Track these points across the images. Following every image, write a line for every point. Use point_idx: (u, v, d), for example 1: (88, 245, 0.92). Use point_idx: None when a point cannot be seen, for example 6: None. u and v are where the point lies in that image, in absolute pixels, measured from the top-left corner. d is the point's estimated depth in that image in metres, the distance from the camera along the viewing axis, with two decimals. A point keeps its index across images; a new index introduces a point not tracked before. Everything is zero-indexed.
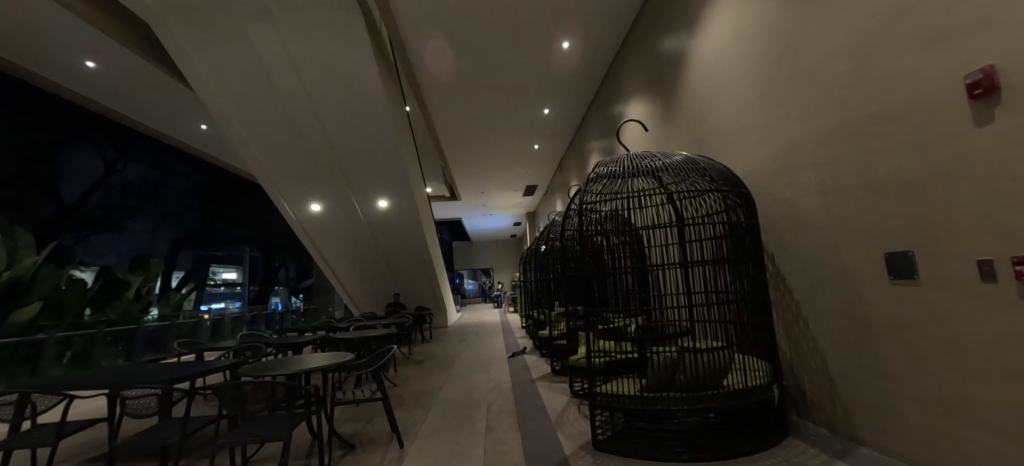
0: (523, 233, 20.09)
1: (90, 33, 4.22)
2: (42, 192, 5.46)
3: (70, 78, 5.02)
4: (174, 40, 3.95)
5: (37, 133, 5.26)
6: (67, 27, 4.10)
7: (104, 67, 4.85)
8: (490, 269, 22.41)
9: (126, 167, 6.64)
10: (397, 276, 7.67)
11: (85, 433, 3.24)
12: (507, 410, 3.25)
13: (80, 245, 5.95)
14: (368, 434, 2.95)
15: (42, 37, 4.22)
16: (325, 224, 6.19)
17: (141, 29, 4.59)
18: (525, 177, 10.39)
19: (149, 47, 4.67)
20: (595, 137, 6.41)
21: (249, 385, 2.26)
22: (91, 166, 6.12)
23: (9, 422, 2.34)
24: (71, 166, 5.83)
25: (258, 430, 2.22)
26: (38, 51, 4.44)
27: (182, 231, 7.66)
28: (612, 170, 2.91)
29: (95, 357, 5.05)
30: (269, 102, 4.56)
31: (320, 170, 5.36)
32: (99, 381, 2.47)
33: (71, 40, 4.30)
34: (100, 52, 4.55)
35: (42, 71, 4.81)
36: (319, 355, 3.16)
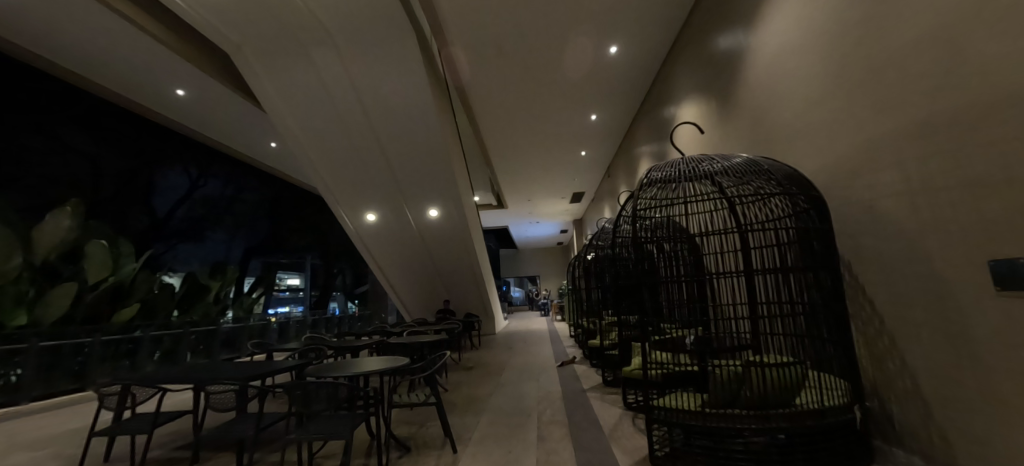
0: (569, 240, 20.02)
1: (181, 63, 4.75)
2: (139, 207, 6.18)
3: (162, 104, 5.66)
4: (248, 66, 4.34)
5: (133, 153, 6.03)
6: (164, 59, 4.64)
7: (192, 95, 5.45)
8: (536, 278, 22.62)
9: (208, 183, 7.40)
10: (446, 283, 7.83)
11: (176, 422, 3.58)
12: (556, 421, 3.19)
13: (169, 253, 6.63)
14: (424, 436, 3.03)
15: (143, 69, 4.82)
16: (378, 233, 6.46)
17: (224, 59, 5.12)
18: (572, 185, 10.37)
19: (228, 74, 5.18)
20: (644, 141, 6.25)
21: (313, 384, 2.50)
22: (178, 182, 6.87)
23: (113, 410, 2.64)
24: (163, 183, 6.59)
25: (325, 429, 2.40)
26: (138, 81, 5.07)
27: (253, 240, 8.36)
28: (663, 175, 2.81)
29: (181, 354, 5.60)
30: (329, 119, 4.86)
31: (375, 182, 5.63)
32: (186, 377, 2.77)
33: (165, 70, 4.86)
34: (187, 79, 5.09)
35: (139, 98, 5.46)
36: (373, 358, 3.29)
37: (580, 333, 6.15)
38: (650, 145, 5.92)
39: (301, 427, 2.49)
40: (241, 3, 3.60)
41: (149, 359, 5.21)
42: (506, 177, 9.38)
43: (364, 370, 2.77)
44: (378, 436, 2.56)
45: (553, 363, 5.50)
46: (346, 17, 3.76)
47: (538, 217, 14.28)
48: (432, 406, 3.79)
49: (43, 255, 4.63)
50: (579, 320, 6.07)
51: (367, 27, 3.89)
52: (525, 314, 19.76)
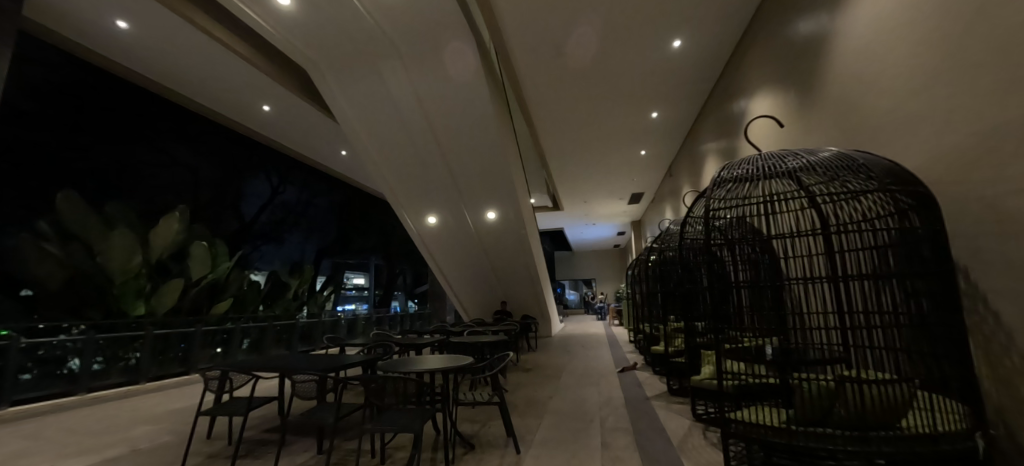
0: (627, 243, 19.48)
1: (268, 82, 5.25)
2: (230, 211, 6.94)
3: (250, 119, 6.29)
4: (323, 81, 4.70)
5: (224, 163, 6.86)
6: (254, 79, 5.17)
7: (276, 110, 6.00)
8: (591, 281, 22.30)
9: (286, 189, 8.13)
10: (503, 285, 7.94)
11: (266, 407, 3.97)
12: (621, 428, 3.11)
13: (255, 253, 7.37)
14: (487, 435, 3.10)
15: (236, 88, 5.39)
16: (438, 234, 6.69)
17: (303, 75, 5.61)
18: (630, 185, 10.09)
19: (307, 89, 5.65)
20: (710, 138, 5.91)
21: (384, 380, 2.65)
22: (262, 189, 7.64)
23: (214, 393, 2.99)
24: (250, 190, 7.35)
25: (396, 422, 2.53)
26: (232, 99, 5.68)
27: (326, 242, 9.06)
28: (737, 173, 2.64)
29: (267, 346, 6.17)
30: (394, 127, 5.11)
31: (435, 187, 5.84)
32: (274, 367, 3.07)
33: (254, 89, 5.41)
34: (272, 96, 5.61)
35: (233, 114, 6.12)
36: (436, 356, 3.42)
37: (641, 339, 5.93)
38: (717, 142, 5.59)
39: (376, 419, 2.65)
40: (318, 23, 3.93)
41: (240, 348, 5.79)
42: (562, 178, 9.35)
43: (424, 368, 2.90)
44: (445, 432, 2.66)
45: (613, 368, 5.36)
46: (409, 28, 3.95)
47: (595, 219, 14.01)
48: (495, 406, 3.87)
49: (158, 253, 5.18)
50: (641, 325, 5.85)
51: (429, 37, 4.06)
52: (581, 318, 19.46)
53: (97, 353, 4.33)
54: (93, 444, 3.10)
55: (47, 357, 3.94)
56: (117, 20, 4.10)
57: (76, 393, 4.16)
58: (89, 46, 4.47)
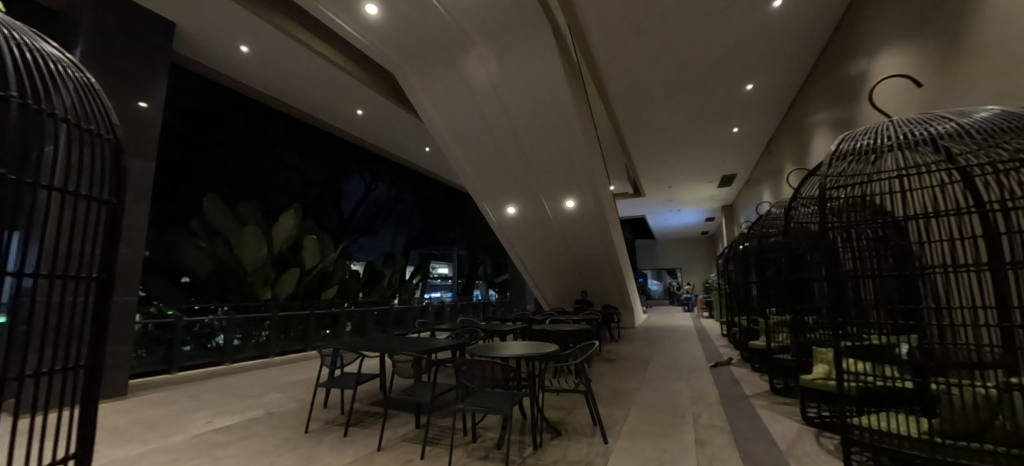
0: (716, 229, 18.15)
1: (362, 89, 5.74)
2: (333, 209, 7.82)
3: (346, 123, 6.95)
4: (408, 81, 5.00)
5: (325, 165, 7.74)
6: (351, 87, 5.67)
7: (368, 114, 6.53)
8: (676, 270, 21.29)
9: (378, 186, 8.92)
10: (583, 274, 7.90)
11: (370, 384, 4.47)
12: (717, 426, 2.93)
13: (354, 245, 8.18)
14: (573, 424, 3.16)
15: (335, 96, 5.97)
16: (517, 224, 6.81)
17: (390, 79, 6.02)
18: (720, 167, 9.31)
19: (394, 91, 6.07)
20: (819, 108, 5.18)
21: (474, 364, 2.80)
22: (358, 188, 8.48)
23: (328, 368, 3.40)
24: (348, 189, 8.19)
25: (486, 403, 2.68)
26: (333, 107, 6.33)
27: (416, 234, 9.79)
28: (861, 144, 2.28)
29: (366, 329, 6.86)
30: (473, 122, 5.26)
31: (513, 177, 5.93)
32: (376, 347, 3.40)
33: (350, 96, 5.95)
34: (366, 101, 6.12)
35: (333, 119, 6.81)
36: (518, 343, 3.54)
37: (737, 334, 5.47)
38: (828, 112, 4.88)
39: (468, 399, 2.83)
40: (402, 28, 4.19)
41: (344, 330, 6.50)
42: (642, 163, 8.95)
43: (505, 355, 3.02)
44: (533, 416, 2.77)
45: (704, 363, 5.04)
46: (483, 19, 4.01)
47: (677, 204, 13.24)
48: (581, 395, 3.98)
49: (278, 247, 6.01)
50: (737, 319, 5.39)
51: (504, 27, 4.10)
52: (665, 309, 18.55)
53: (236, 330, 5.20)
54: (242, 405, 3.75)
55: (201, 332, 4.84)
56: (240, 45, 4.76)
57: (223, 363, 5.07)
58: (221, 70, 5.26)
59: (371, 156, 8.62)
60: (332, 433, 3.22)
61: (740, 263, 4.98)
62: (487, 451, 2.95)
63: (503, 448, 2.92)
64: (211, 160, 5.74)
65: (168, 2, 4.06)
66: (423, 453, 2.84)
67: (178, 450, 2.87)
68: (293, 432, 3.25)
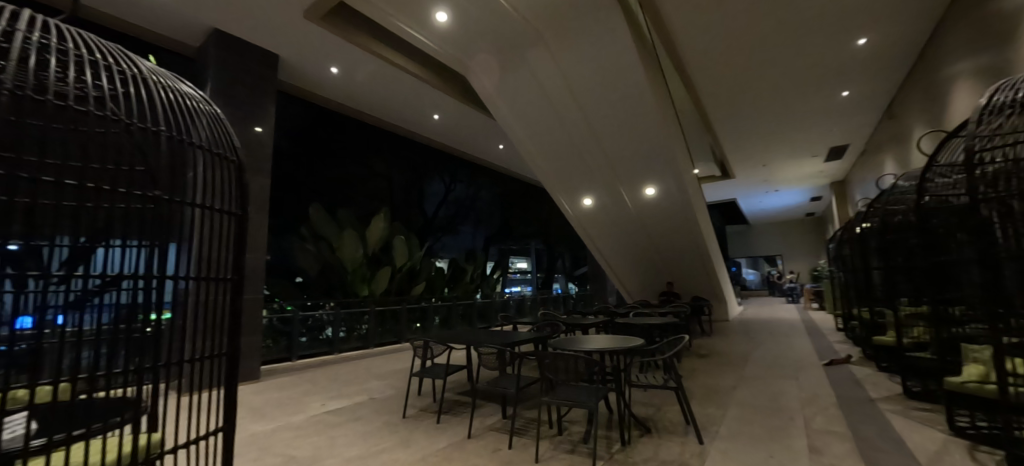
0: (826, 210, 16.09)
1: (437, 94, 6.01)
2: (418, 210, 8.37)
3: (423, 128, 7.34)
4: (479, 81, 5.07)
5: (410, 170, 8.28)
6: (428, 93, 5.96)
7: (444, 116, 6.83)
8: (777, 258, 19.45)
9: (457, 186, 9.37)
10: (667, 264, 7.53)
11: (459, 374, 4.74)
12: (835, 432, 2.58)
13: (438, 243, 8.65)
14: (663, 422, 3.04)
15: (413, 104, 6.33)
16: (595, 215, 6.65)
17: (462, 81, 6.22)
18: (828, 138, 8.18)
19: (467, 93, 6.31)
20: (959, 55, 4.26)
21: (558, 357, 2.79)
22: (439, 189, 9.01)
23: (419, 359, 3.62)
24: (430, 191, 8.74)
25: (570, 397, 2.66)
26: (413, 114, 6.72)
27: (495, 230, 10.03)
28: (1020, 96, 1.97)
29: (453, 322, 7.40)
30: (545, 114, 5.21)
31: (589, 168, 5.79)
32: (462, 339, 3.58)
33: (427, 102, 6.27)
34: (441, 105, 6.39)
35: (412, 126, 7.23)
36: (601, 336, 3.46)
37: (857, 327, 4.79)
38: (974, 59, 4.00)
39: (552, 392, 2.84)
40: (471, 28, 4.27)
41: (434, 323, 7.06)
42: (731, 141, 8.20)
43: (589, 348, 2.94)
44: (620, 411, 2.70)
45: (817, 360, 4.47)
46: (552, 9, 3.93)
47: (774, 184, 11.90)
48: (671, 394, 3.85)
49: (372, 248, 6.50)
50: (860, 311, 4.69)
51: (574, 14, 3.97)
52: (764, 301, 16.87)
53: (340, 324, 5.81)
54: (350, 390, 4.20)
55: (313, 325, 5.51)
56: (331, 66, 5.14)
57: (331, 353, 5.74)
58: (317, 92, 5.81)
59: (447, 158, 9.04)
60: (427, 419, 3.47)
61: (862, 245, 4.33)
62: (574, 445, 2.94)
63: (590, 443, 2.89)
64: (312, 172, 6.48)
65: (274, 41, 4.59)
66: (511, 443, 2.91)
67: (301, 428, 3.29)
68: (393, 416, 3.56)
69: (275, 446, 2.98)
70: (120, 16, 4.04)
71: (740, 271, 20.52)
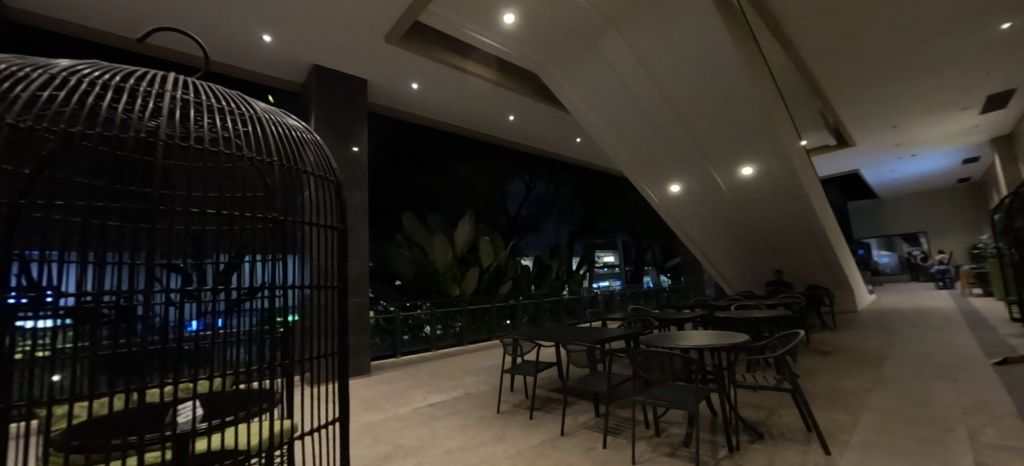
0: (990, 173, 13.18)
1: (514, 97, 6.12)
2: (501, 210, 8.74)
3: (501, 130, 7.50)
4: (551, 76, 5.13)
5: (490, 172, 8.71)
6: (507, 97, 6.12)
7: (519, 117, 6.90)
8: (919, 235, 16.62)
9: (536, 184, 9.52)
10: (773, 250, 6.82)
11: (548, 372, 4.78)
12: (1016, 449, 2.08)
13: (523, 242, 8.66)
14: (778, 427, 2.76)
15: (491, 108, 6.49)
16: (683, 201, 6.31)
17: (535, 80, 6.26)
18: (985, 84, 6.65)
19: (542, 91, 6.32)
20: None
21: (652, 354, 2.63)
22: (519, 189, 9.26)
23: (509, 356, 3.70)
24: (511, 191, 9.00)
25: (668, 397, 2.51)
26: (491, 119, 6.91)
27: (579, 225, 9.86)
28: None
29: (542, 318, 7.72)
30: (623, 104, 5.07)
31: (674, 154, 5.50)
32: (551, 336, 3.59)
33: (504, 105, 6.41)
34: (517, 106, 6.48)
35: (491, 130, 7.44)
36: (700, 332, 3.22)
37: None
38: None
39: (646, 392, 2.71)
40: (538, 26, 4.31)
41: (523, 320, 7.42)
42: (846, 104, 7.12)
43: (686, 345, 2.74)
44: (724, 412, 2.51)
45: (981, 359, 3.66)
46: None
47: (909, 147, 9.99)
48: (788, 394, 3.50)
49: (461, 249, 6.84)
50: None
51: None
52: (903, 287, 14.41)
53: (436, 323, 6.19)
54: (448, 385, 4.45)
55: (413, 324, 5.96)
56: (412, 83, 5.47)
57: (431, 349, 6.13)
58: (400, 109, 6.27)
59: (522, 157, 9.12)
60: (521, 415, 3.54)
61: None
62: (675, 448, 2.76)
63: (692, 446, 2.71)
64: (401, 184, 7.06)
65: (366, 68, 5.06)
66: (605, 442, 2.83)
67: (408, 418, 3.58)
68: (488, 411, 3.69)
69: (386, 434, 3.28)
70: (242, 67, 4.79)
71: (870, 254, 17.83)
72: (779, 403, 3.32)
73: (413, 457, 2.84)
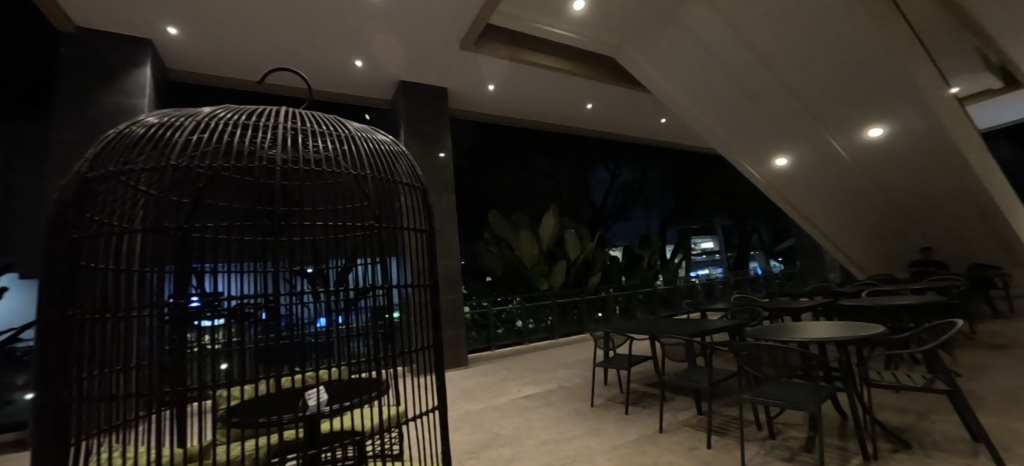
0: None
1: (590, 84, 5.96)
2: (586, 201, 8.58)
3: (578, 119, 7.31)
4: (628, 56, 4.95)
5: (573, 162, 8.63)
6: (585, 86, 6.00)
7: (598, 104, 6.69)
8: None
9: (622, 171, 9.17)
10: (917, 221, 5.80)
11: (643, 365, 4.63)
12: None
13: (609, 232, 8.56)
14: (931, 435, 2.36)
15: (567, 99, 6.38)
16: (793, 175, 5.68)
17: (612, 64, 6.01)
18: None
19: (622, 74, 6.05)
20: None
21: (763, 348, 2.36)
22: (605, 177, 8.96)
23: (600, 350, 3.62)
24: (596, 180, 8.84)
25: (783, 396, 2.24)
26: (569, 109, 6.80)
27: (668, 212, 9.61)
28: None
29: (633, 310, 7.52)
30: (715, 76, 4.73)
31: (779, 122, 4.97)
32: (644, 330, 3.43)
33: (581, 94, 6.26)
34: (594, 94, 6.30)
35: (569, 120, 7.31)
36: (821, 323, 2.84)
37: None
38: None
39: (755, 389, 2.46)
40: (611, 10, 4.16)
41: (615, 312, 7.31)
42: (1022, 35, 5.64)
43: (803, 338, 2.42)
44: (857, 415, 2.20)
45: None
46: None
47: None
48: (945, 396, 2.95)
49: (547, 244, 6.93)
50: None
51: None
52: None
53: (527, 317, 6.50)
54: (541, 378, 4.53)
55: (507, 319, 6.31)
56: (488, 84, 5.62)
57: (523, 342, 6.43)
58: (479, 111, 6.48)
59: (602, 144, 8.79)
60: (616, 409, 3.46)
61: None
62: (794, 452, 2.48)
63: (816, 452, 2.41)
64: (483, 183, 7.34)
65: (449, 76, 5.32)
66: (709, 442, 2.63)
67: (504, 408, 3.72)
68: (582, 404, 3.66)
69: (484, 423, 3.43)
70: (340, 91, 5.35)
71: None
72: (932, 407, 2.80)
73: (511, 446, 2.94)
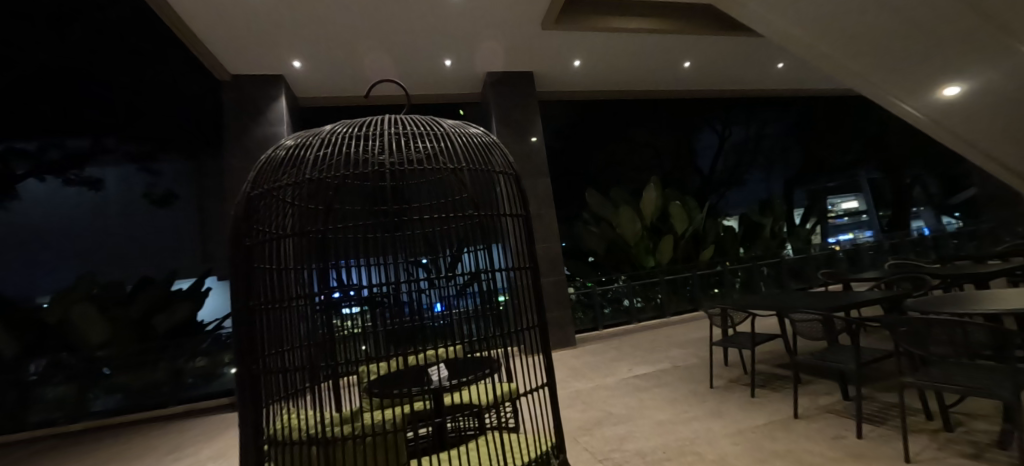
0: None
1: (689, 38, 5.41)
2: (692, 169, 8.36)
3: (675, 81, 6.72)
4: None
5: (672, 129, 8.36)
6: (683, 42, 5.49)
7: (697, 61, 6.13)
8: None
9: (732, 130, 8.57)
10: None
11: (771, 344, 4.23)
12: None
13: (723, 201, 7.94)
14: None
15: (662, 59, 5.89)
16: (968, 106, 4.75)
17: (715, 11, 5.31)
18: None
19: (723, 22, 5.33)
20: None
21: (925, 321, 1.82)
22: (711, 140, 8.59)
23: (718, 328, 3.39)
24: (702, 145, 8.54)
25: (960, 379, 1.78)
26: (664, 71, 6.27)
27: (790, 172, 8.74)
28: None
29: (756, 282, 6.91)
30: (850, 20, 4.08)
31: (946, 53, 4.13)
32: (771, 305, 3.08)
33: (677, 50, 5.71)
34: (690, 49, 5.73)
35: (664, 84, 6.76)
36: (1011, 289, 2.28)
37: None
38: None
39: (918, 371, 2.00)
40: None
41: (734, 286, 6.79)
42: None
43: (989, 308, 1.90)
44: None
45: None
46: None
47: None
48: None
49: (650, 219, 6.77)
50: None
51: None
52: None
53: (633, 295, 6.33)
54: (652, 358, 4.40)
55: (613, 298, 6.23)
56: (574, 60, 5.49)
57: (632, 322, 6.27)
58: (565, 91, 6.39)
59: (703, 106, 7.96)
60: (739, 392, 3.21)
61: None
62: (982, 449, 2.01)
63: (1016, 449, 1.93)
64: None
65: (538, 56, 5.30)
66: (860, 431, 2.27)
67: (614, 388, 3.70)
68: (699, 385, 3.47)
69: (596, 401, 3.47)
70: (433, 92, 5.69)
71: None
72: None
73: (624, 424, 2.93)
